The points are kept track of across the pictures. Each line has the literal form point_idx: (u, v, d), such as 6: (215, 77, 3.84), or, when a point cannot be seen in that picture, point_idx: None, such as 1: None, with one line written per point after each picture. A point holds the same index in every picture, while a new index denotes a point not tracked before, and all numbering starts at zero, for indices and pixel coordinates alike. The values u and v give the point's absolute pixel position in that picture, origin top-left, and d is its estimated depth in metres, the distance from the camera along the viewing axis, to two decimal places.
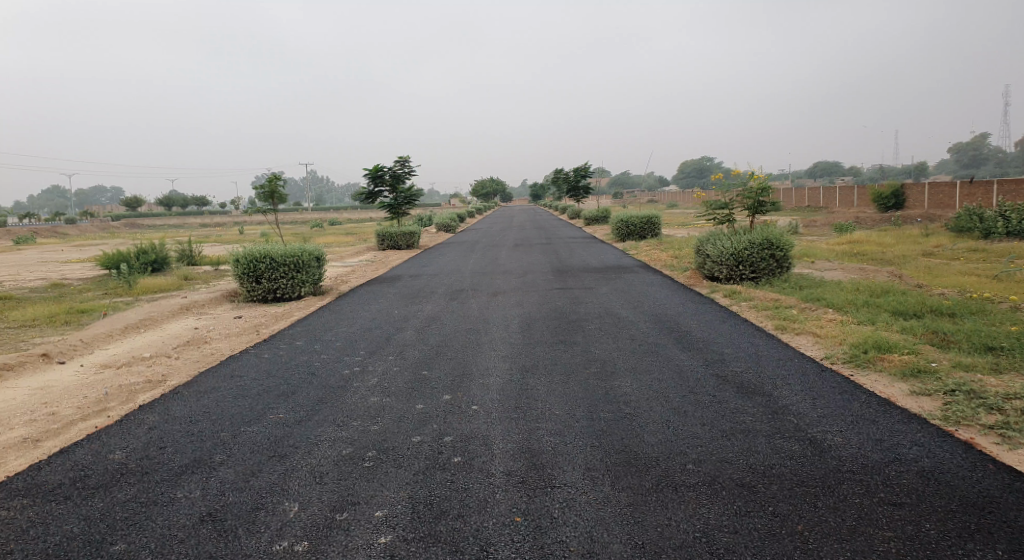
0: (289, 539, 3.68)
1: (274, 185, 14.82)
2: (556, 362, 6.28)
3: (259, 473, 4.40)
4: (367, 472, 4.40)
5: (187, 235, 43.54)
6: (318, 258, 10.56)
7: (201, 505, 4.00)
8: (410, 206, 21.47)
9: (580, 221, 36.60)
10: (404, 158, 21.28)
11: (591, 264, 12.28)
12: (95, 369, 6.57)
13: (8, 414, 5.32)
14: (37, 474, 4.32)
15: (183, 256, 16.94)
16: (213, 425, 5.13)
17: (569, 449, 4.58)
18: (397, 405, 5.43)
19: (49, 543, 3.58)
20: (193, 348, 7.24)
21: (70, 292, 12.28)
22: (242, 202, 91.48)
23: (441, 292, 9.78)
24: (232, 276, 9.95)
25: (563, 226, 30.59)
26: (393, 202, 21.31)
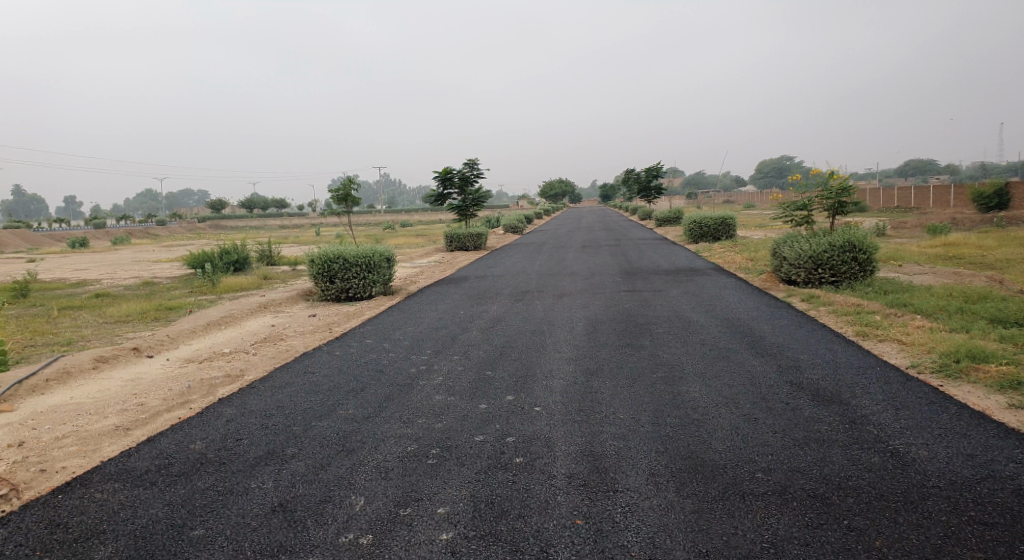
0: (355, 531, 3.79)
1: (348, 188, 15.35)
2: (622, 365, 6.18)
3: (328, 466, 4.56)
4: (430, 469, 4.48)
5: (268, 237, 45.83)
6: (388, 259, 10.84)
7: (273, 495, 4.19)
8: (479, 207, 21.73)
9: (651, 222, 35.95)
10: (472, 159, 21.54)
11: (662, 266, 12.00)
12: (180, 363, 7.00)
13: (103, 403, 5.75)
14: (127, 460, 4.65)
15: (263, 256, 17.81)
16: (286, 419, 5.36)
17: (633, 454, 4.49)
18: (461, 404, 5.49)
19: (136, 525, 3.84)
20: (269, 344, 7.59)
21: (162, 290, 13.16)
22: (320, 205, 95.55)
23: (507, 293, 9.84)
24: (307, 275, 10.38)
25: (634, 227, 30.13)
26: (462, 204, 21.62)
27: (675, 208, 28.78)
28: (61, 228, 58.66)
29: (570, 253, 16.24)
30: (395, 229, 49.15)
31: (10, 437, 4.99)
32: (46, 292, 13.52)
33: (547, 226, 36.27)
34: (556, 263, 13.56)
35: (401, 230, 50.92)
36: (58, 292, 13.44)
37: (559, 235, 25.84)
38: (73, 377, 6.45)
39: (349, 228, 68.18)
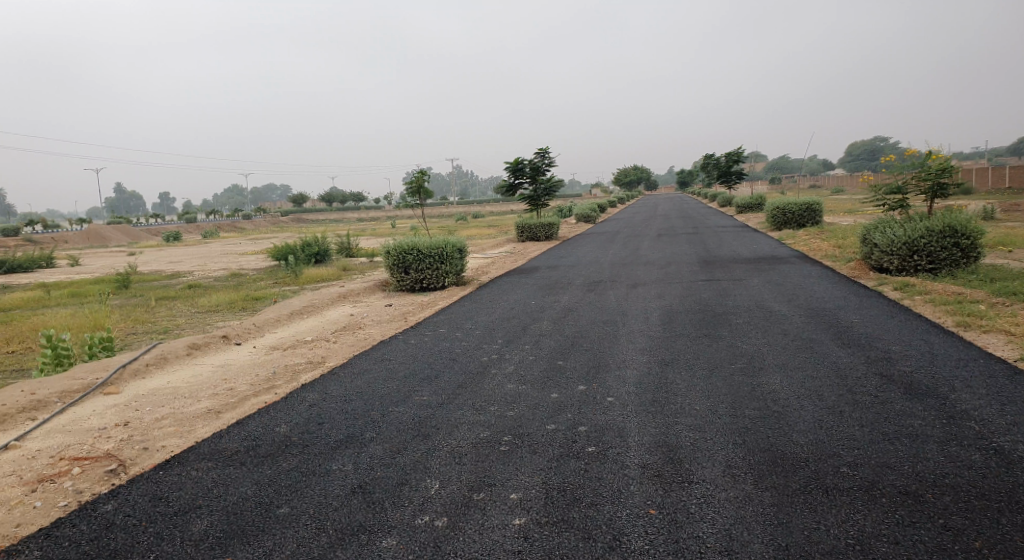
0: (430, 514, 3.90)
1: (421, 180, 15.68)
2: (698, 356, 6.01)
3: (405, 450, 4.71)
4: (503, 455, 4.53)
5: (346, 230, 47.63)
6: (461, 250, 10.97)
7: (353, 477, 4.36)
8: (551, 197, 21.67)
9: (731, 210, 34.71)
10: (544, 149, 21.47)
11: (742, 255, 11.54)
12: (266, 350, 7.40)
13: (197, 387, 6.15)
14: (219, 440, 4.97)
15: (342, 248, 18.49)
16: (364, 404, 5.56)
17: (709, 445, 4.37)
18: (533, 393, 5.51)
19: (228, 501, 4.10)
20: (348, 333, 7.89)
21: (249, 281, 13.90)
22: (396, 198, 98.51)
23: (579, 283, 9.77)
24: (384, 267, 10.71)
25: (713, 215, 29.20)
26: (534, 194, 21.64)
27: (756, 193, 27.61)
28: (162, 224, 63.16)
29: (644, 242, 15.92)
30: (468, 221, 49.73)
31: (117, 417, 5.43)
32: (148, 284, 14.59)
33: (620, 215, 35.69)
34: (630, 252, 13.33)
35: (474, 221, 51.56)
36: (158, 284, 14.47)
37: (634, 224, 25.42)
38: (170, 363, 6.94)
39: (423, 220, 69.72)
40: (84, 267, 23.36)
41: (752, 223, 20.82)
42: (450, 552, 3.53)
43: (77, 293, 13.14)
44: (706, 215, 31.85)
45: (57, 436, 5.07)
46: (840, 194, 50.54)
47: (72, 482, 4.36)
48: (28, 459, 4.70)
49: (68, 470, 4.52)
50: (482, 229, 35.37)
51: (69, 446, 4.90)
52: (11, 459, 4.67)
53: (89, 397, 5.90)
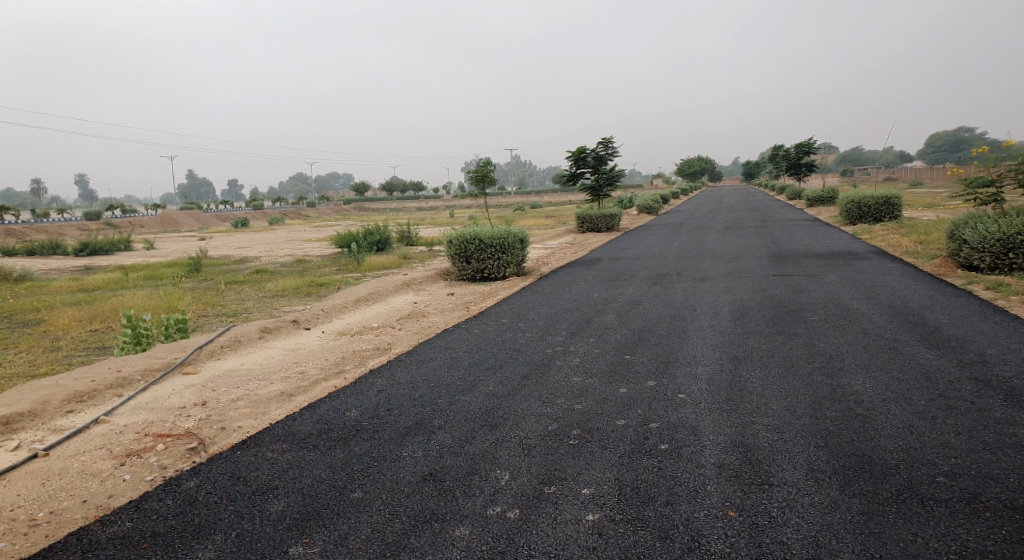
0: (502, 505, 3.87)
1: (485, 169, 15.70)
2: (774, 354, 5.78)
3: (473, 439, 4.71)
4: (573, 449, 4.46)
5: (404, 218, 48.48)
6: (522, 240, 10.88)
7: (424, 464, 4.39)
8: (612, 188, 21.35)
9: (799, 202, 33.42)
10: (607, 138, 21.14)
11: (815, 249, 11.06)
12: (334, 335, 7.55)
13: (269, 370, 6.32)
14: (292, 423, 5.09)
15: (402, 237, 18.74)
16: (431, 392, 5.59)
17: (789, 447, 4.18)
18: (601, 387, 5.41)
19: (304, 484, 4.18)
20: (412, 320, 7.96)
21: (314, 267, 14.26)
22: (451, 188, 99.74)
23: (644, 275, 9.57)
24: (446, 256, 10.79)
25: (781, 207, 28.14)
26: (595, 184, 21.36)
27: (828, 186, 26.47)
28: (227, 211, 65.64)
29: (709, 235, 15.48)
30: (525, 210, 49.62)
31: (196, 397, 5.62)
32: (218, 268, 15.16)
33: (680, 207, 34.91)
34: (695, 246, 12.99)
35: (531, 210, 51.41)
36: (228, 268, 15.01)
37: (698, 217, 24.80)
38: (243, 345, 7.15)
39: (480, 208, 70.29)
40: (160, 250, 24.66)
41: (824, 217, 19.95)
42: (523, 545, 3.49)
43: (153, 276, 13.77)
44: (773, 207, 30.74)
45: (142, 413, 5.29)
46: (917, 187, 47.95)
47: (157, 458, 4.53)
48: (116, 433, 4.91)
49: (153, 446, 4.70)
50: (540, 219, 35.32)
51: (152, 423, 5.10)
52: (100, 433, 4.90)
53: (169, 376, 6.14)
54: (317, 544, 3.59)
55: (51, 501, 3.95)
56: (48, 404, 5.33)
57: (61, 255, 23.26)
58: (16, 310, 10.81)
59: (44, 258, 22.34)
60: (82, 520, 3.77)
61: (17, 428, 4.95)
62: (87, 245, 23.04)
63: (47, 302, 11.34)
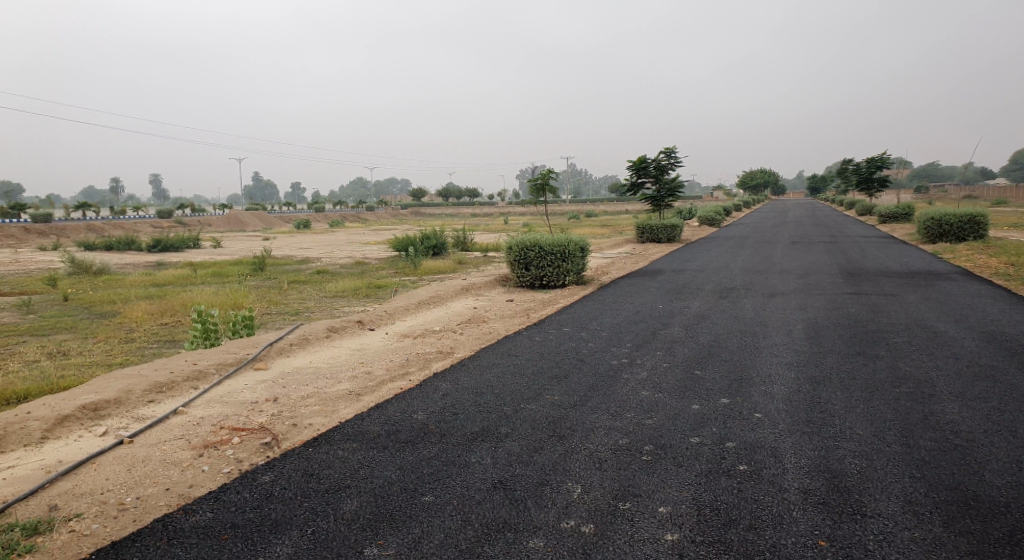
0: (576, 519, 3.78)
1: (546, 177, 15.67)
2: (856, 376, 5.51)
3: (543, 449, 4.64)
4: (646, 465, 4.34)
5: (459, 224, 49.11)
6: (582, 249, 10.79)
7: (493, 472, 4.34)
8: (673, 198, 21.03)
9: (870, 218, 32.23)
10: (669, 148, 20.84)
11: (892, 268, 10.58)
12: (397, 337, 7.62)
13: (336, 369, 6.42)
14: (361, 422, 5.13)
15: (458, 242, 18.92)
16: (497, 398, 5.56)
17: (880, 475, 3.96)
18: (671, 402, 5.27)
19: (375, 485, 4.18)
20: (473, 325, 7.96)
21: (373, 270, 14.49)
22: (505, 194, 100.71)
23: (709, 289, 9.35)
24: (506, 262, 10.79)
25: (851, 223, 27.19)
26: (654, 194, 21.11)
27: (903, 202, 25.43)
28: (286, 212, 67.61)
29: (774, 249, 15.05)
30: (580, 220, 49.29)
31: (267, 392, 5.74)
32: (281, 268, 15.60)
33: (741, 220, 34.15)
34: (762, 260, 12.64)
35: (585, 220, 51.16)
36: (290, 268, 15.43)
37: (762, 230, 24.14)
38: (311, 343, 7.29)
39: (534, 215, 70.67)
40: (226, 248, 25.60)
41: (899, 235, 19.08)
42: None
43: (221, 273, 14.25)
44: (842, 222, 29.72)
45: (217, 406, 5.43)
46: (1000, 206, 45.55)
47: (233, 451, 4.63)
48: (194, 425, 5.05)
49: (229, 439, 4.81)
50: (595, 228, 35.14)
51: (227, 416, 5.23)
52: (179, 423, 5.05)
53: (242, 371, 6.30)
54: (391, 546, 3.55)
55: (137, 488, 4.07)
56: (131, 393, 5.54)
57: (134, 250, 24.39)
58: (96, 301, 11.35)
59: (119, 253, 23.47)
60: (166, 508, 3.86)
61: (104, 414, 5.15)
62: (159, 242, 24.11)
63: (124, 295, 11.88)
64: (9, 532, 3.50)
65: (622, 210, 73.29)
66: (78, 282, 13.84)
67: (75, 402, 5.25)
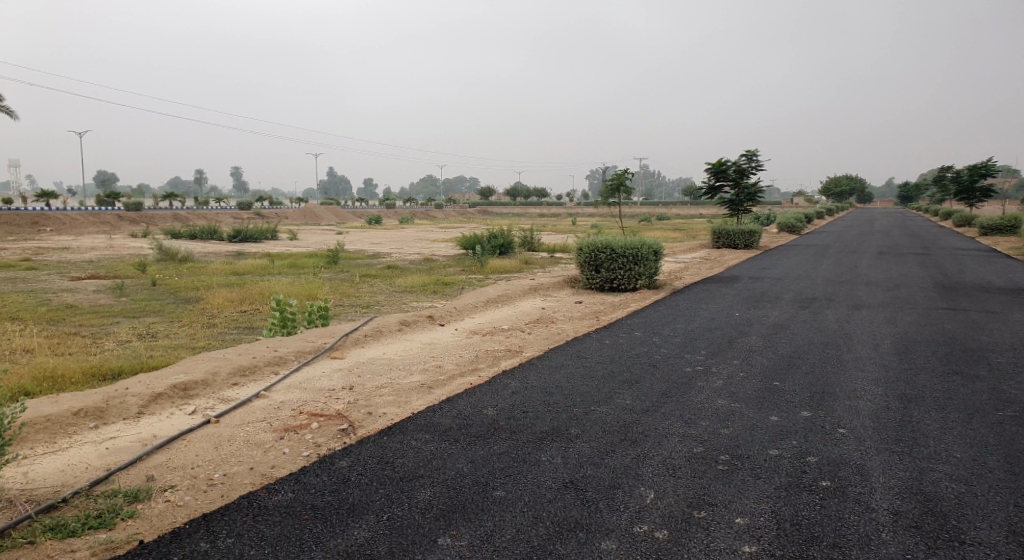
0: (649, 524, 3.70)
1: (620, 178, 15.53)
2: (952, 396, 5.17)
3: (614, 452, 4.57)
4: (722, 474, 4.21)
5: (527, 224, 49.45)
6: (655, 252, 10.61)
7: (564, 471, 4.31)
8: (753, 204, 20.41)
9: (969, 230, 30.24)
10: (750, 152, 20.25)
11: (994, 284, 9.89)
12: (467, 333, 7.71)
13: (408, 361, 6.55)
14: (433, 415, 5.21)
15: (525, 242, 19.01)
16: (567, 399, 5.53)
17: (981, 503, 3.70)
18: (748, 413, 5.10)
19: (447, 476, 4.23)
20: (542, 326, 7.97)
21: (441, 267, 14.75)
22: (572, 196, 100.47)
23: (789, 298, 9.01)
24: (576, 263, 10.74)
25: (947, 234, 25.61)
26: (733, 199, 20.56)
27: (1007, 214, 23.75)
28: (356, 208, 69.69)
29: (860, 259, 14.36)
30: (647, 223, 48.44)
31: (343, 381, 5.91)
32: (353, 261, 16.10)
33: (824, 228, 32.73)
34: (847, 270, 12.08)
35: (652, 223, 50.28)
36: (362, 262, 15.90)
37: (848, 239, 23.07)
38: (384, 335, 7.48)
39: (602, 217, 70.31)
40: (301, 241, 26.69)
41: (1000, 249, 17.78)
42: None
43: (296, 264, 14.84)
44: (936, 233, 28.03)
45: (297, 391, 5.64)
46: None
47: (312, 435, 4.78)
48: (274, 408, 5.25)
49: (308, 423, 4.98)
50: (665, 231, 34.55)
51: (306, 402, 5.42)
52: (261, 406, 5.27)
53: (319, 359, 6.53)
54: (464, 537, 3.56)
55: (224, 465, 4.24)
56: (217, 375, 5.82)
57: (217, 240, 25.76)
58: (183, 287, 12.02)
59: (202, 242, 24.85)
60: (251, 486, 3.99)
61: (193, 394, 5.43)
62: (239, 233, 25.40)
63: (207, 282, 12.54)
64: (112, 497, 3.64)
65: (694, 214, 71.76)
66: (166, 268, 14.72)
67: (168, 381, 5.56)
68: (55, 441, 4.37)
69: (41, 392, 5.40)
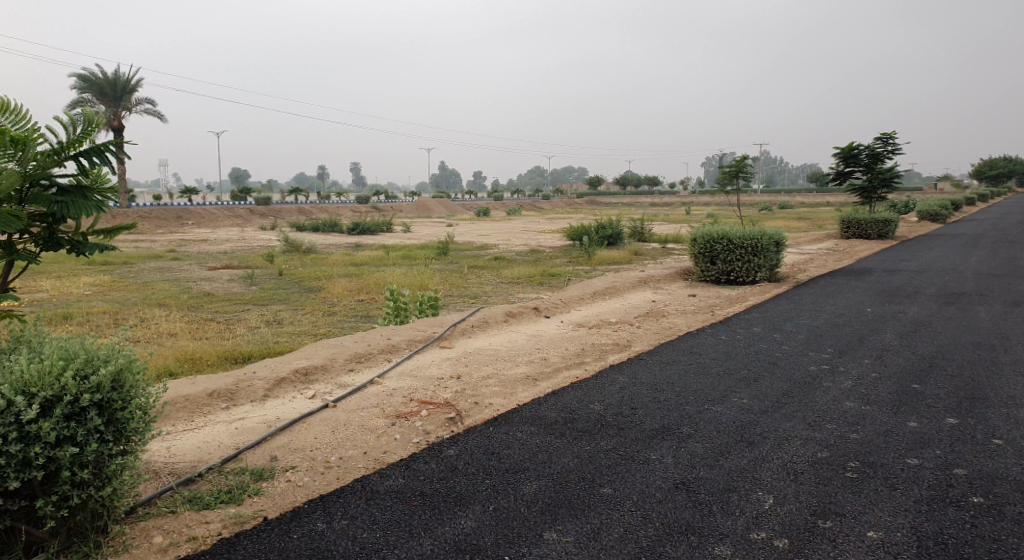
0: (768, 531, 3.43)
1: (739, 164, 14.71)
2: None
3: (729, 454, 4.31)
4: (851, 483, 3.83)
5: (637, 214, 48.63)
6: (777, 243, 9.95)
7: (674, 472, 4.12)
8: (889, 190, 18.63)
9: None
10: (886, 134, 18.49)
11: None
12: (573, 326, 7.62)
13: (515, 352, 6.58)
14: (539, 407, 5.18)
15: (634, 233, 18.59)
16: (678, 396, 5.30)
17: None
18: (882, 417, 4.62)
19: (553, 470, 4.18)
20: (651, 319, 7.71)
21: (547, 258, 14.75)
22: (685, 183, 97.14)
23: (932, 294, 8.10)
24: (689, 255, 10.32)
25: None
26: (867, 184, 18.87)
27: None
28: (465, 200, 71.28)
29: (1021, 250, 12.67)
30: (773, 211, 45.79)
31: (451, 370, 6.05)
32: (463, 252, 16.52)
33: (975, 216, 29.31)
34: (1006, 262, 10.68)
35: (773, 210, 47.22)
36: (471, 254, 16.26)
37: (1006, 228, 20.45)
38: (490, 326, 7.57)
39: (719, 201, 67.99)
40: (414, 233, 27.80)
41: None
42: None
43: (409, 255, 15.45)
44: None
45: (408, 379, 5.83)
46: None
47: (422, 423, 4.91)
48: (387, 395, 5.46)
49: (418, 411, 5.12)
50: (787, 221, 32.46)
51: (416, 389, 5.58)
52: (375, 393, 5.49)
53: (429, 348, 6.72)
54: (570, 533, 3.48)
55: (340, 448, 4.45)
56: (335, 361, 6.15)
57: (338, 233, 27.43)
58: (306, 277, 12.88)
59: (324, 234, 26.56)
60: (364, 470, 4.16)
61: (313, 379, 5.77)
62: (358, 226, 26.95)
63: (327, 272, 13.34)
64: (241, 475, 3.93)
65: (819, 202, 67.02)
66: (292, 259, 15.82)
67: (290, 366, 5.95)
68: (193, 419, 4.79)
69: (182, 372, 5.97)
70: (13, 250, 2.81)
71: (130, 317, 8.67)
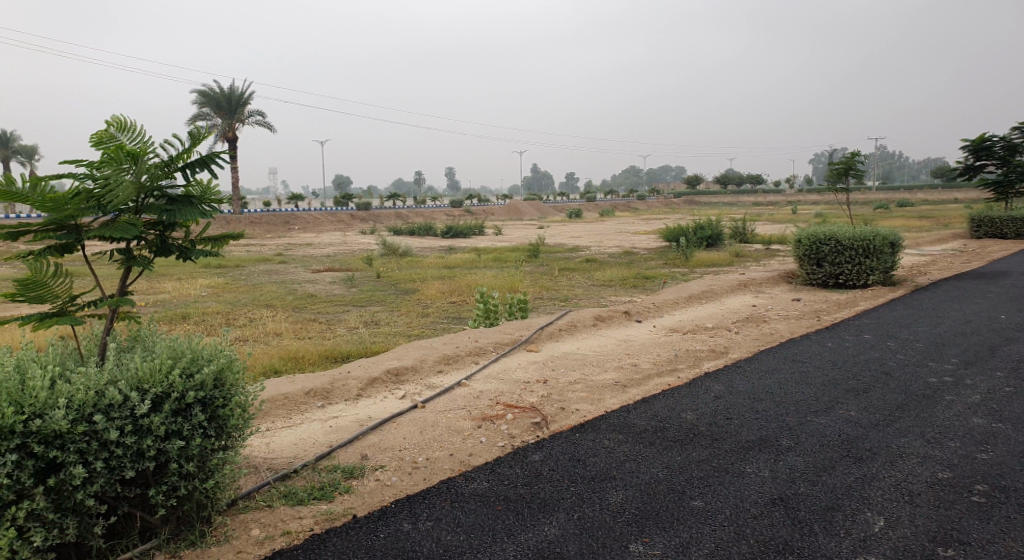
0: (877, 556, 3.13)
1: (850, 161, 13.69)
2: None
3: (834, 470, 3.98)
4: (978, 508, 3.43)
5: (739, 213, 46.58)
6: (892, 244, 9.17)
7: (771, 486, 3.86)
8: None
9: None
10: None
11: None
12: (666, 331, 7.38)
13: (603, 357, 6.46)
14: (627, 415, 5.04)
15: (735, 234, 17.77)
16: (777, 407, 4.97)
17: None
18: (1018, 437, 4.10)
19: (640, 480, 4.04)
20: (750, 325, 7.32)
21: (641, 260, 14.40)
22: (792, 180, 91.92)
23: None
24: (793, 257, 9.72)
25: None
26: (1002, 179, 17.00)
27: None
28: (558, 202, 71.25)
29: None
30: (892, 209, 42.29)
31: (538, 374, 6.03)
32: (555, 254, 16.49)
33: None
34: None
35: (892, 209, 43.66)
36: (562, 256, 16.19)
37: None
38: (579, 330, 7.48)
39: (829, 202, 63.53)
40: (506, 235, 28.10)
41: None
42: None
43: (501, 258, 15.61)
44: None
45: (494, 382, 5.87)
46: None
47: (507, 426, 4.91)
48: (474, 397, 5.52)
49: (504, 414, 5.13)
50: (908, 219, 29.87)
51: (503, 393, 5.60)
52: (462, 395, 5.57)
53: (516, 351, 6.74)
54: (657, 546, 3.34)
55: (427, 449, 4.54)
56: (425, 362, 6.30)
57: (434, 236, 28.24)
58: (402, 280, 13.33)
59: (420, 237, 27.44)
60: (450, 472, 4.21)
61: (404, 380, 5.94)
62: (451, 229, 27.65)
63: (422, 274, 13.75)
64: (333, 472, 4.10)
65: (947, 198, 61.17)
66: (389, 262, 16.44)
67: (383, 366, 6.16)
68: (291, 416, 5.07)
69: (284, 370, 6.34)
70: (131, 256, 3.08)
71: (241, 317, 9.33)
